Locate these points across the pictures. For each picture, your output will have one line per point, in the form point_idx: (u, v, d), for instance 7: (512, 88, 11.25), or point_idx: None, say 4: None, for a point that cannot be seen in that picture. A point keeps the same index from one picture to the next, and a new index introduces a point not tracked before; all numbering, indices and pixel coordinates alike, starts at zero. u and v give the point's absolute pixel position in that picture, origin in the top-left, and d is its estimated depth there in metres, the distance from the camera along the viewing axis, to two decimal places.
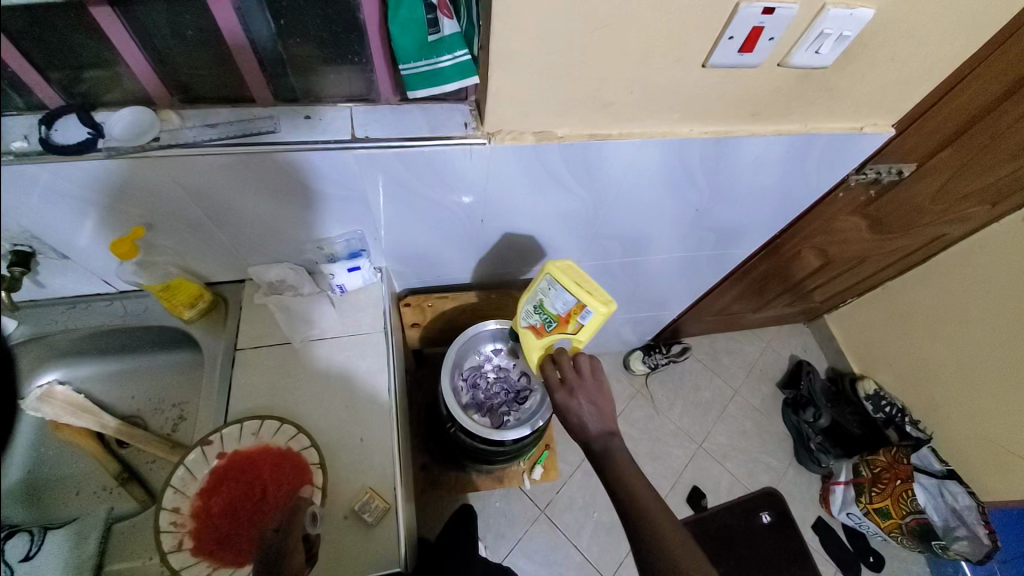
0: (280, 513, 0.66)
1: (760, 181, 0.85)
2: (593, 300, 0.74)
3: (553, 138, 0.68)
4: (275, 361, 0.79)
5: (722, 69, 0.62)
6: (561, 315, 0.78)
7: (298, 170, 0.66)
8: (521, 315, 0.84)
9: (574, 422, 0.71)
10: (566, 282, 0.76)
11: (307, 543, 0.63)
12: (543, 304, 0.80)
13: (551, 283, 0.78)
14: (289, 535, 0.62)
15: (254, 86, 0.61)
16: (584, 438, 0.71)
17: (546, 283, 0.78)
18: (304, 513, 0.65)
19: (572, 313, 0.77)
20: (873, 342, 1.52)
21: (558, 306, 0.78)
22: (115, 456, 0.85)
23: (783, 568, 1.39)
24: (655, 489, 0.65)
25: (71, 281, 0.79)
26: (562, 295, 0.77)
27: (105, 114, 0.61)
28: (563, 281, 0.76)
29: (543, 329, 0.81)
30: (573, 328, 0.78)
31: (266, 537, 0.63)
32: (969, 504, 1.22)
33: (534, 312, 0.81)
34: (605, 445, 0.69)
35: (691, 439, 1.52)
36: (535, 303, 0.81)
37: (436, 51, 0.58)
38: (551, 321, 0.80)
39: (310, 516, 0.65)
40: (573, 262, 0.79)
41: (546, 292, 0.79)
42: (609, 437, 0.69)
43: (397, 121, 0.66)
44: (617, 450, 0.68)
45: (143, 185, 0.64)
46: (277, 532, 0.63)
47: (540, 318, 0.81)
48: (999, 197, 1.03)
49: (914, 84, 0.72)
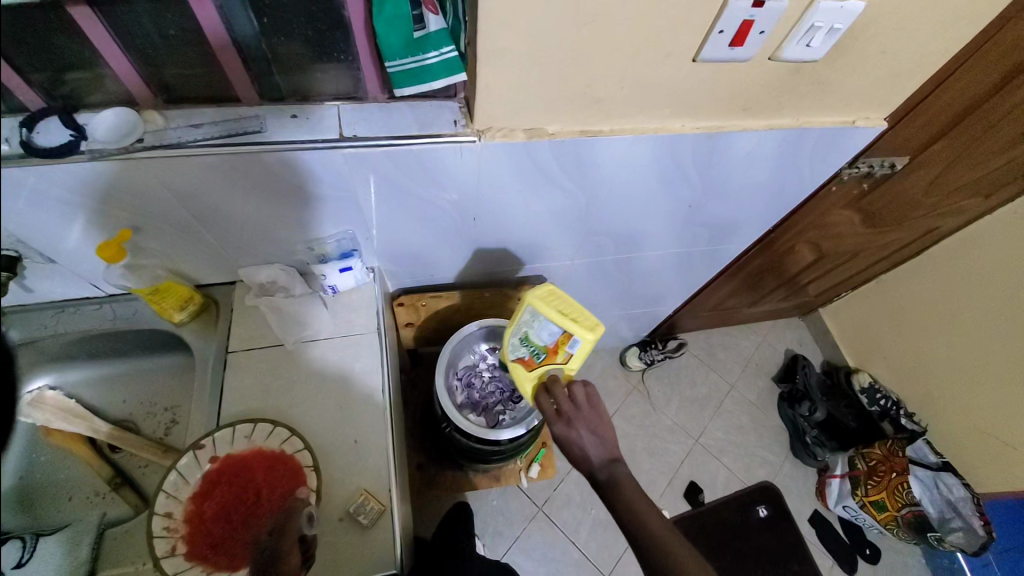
0: (273, 514, 0.66)
1: (754, 176, 0.85)
2: (579, 329, 0.73)
3: (543, 135, 0.68)
4: (267, 363, 0.79)
5: (712, 64, 0.62)
6: (549, 345, 0.78)
7: (286, 170, 0.65)
8: (508, 348, 0.82)
9: (575, 452, 0.70)
10: (549, 312, 0.75)
11: (303, 545, 0.64)
12: (529, 336, 0.79)
13: (534, 314, 0.77)
14: (284, 537, 0.64)
15: (239, 85, 0.61)
16: (588, 468, 0.69)
17: (530, 314, 0.77)
18: (299, 516, 0.66)
19: (560, 343, 0.76)
20: (868, 335, 1.52)
21: (545, 337, 0.77)
22: (107, 461, 0.84)
23: (781, 561, 1.40)
24: None
25: (59, 285, 0.78)
26: (547, 327, 0.76)
27: (88, 116, 0.60)
28: (546, 312, 0.75)
29: (532, 361, 0.79)
30: (562, 358, 0.78)
31: (261, 537, 0.65)
32: (964, 495, 1.24)
33: (521, 345, 0.80)
34: (609, 473, 0.67)
35: (687, 434, 1.52)
36: (520, 335, 0.80)
37: (423, 48, 0.57)
38: (539, 352, 0.79)
39: (306, 518, 0.66)
40: (550, 288, 0.78)
41: (530, 323, 0.78)
42: (612, 465, 0.68)
43: (385, 119, 0.65)
44: (623, 476, 0.67)
45: (128, 187, 0.63)
46: (273, 532, 0.65)
47: (528, 350, 0.79)
48: (991, 188, 1.03)
49: (905, 77, 0.71)
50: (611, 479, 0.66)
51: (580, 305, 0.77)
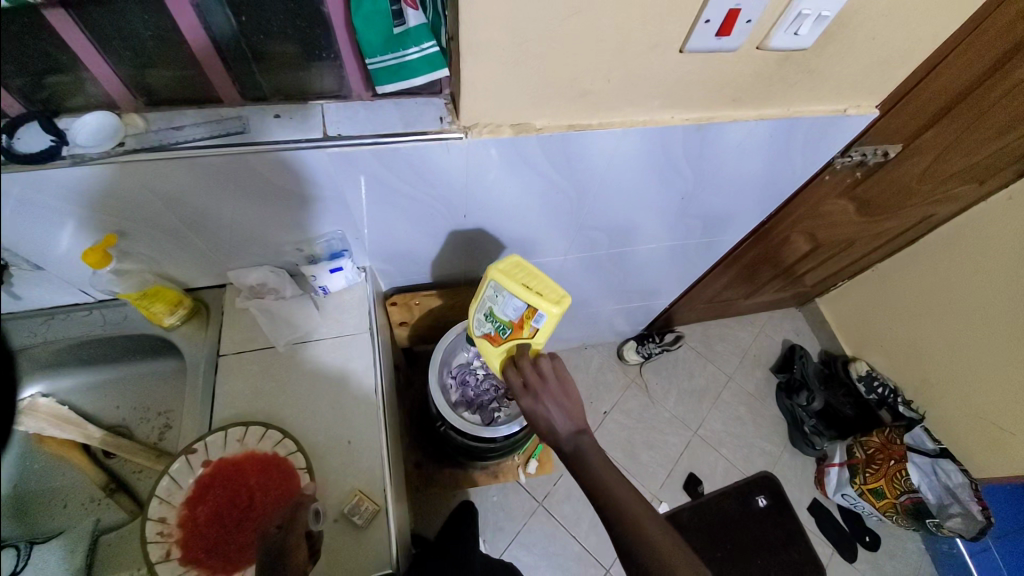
0: (281, 510, 0.66)
1: (746, 167, 0.85)
2: (544, 305, 0.70)
3: (531, 130, 0.67)
4: (259, 366, 0.78)
5: (700, 54, 0.61)
6: (514, 320, 0.75)
7: (271, 171, 0.64)
8: (475, 324, 0.80)
9: (543, 425, 0.71)
10: (512, 286, 0.72)
11: (311, 540, 0.64)
12: (494, 311, 0.76)
13: (498, 289, 0.74)
14: (292, 533, 0.63)
15: (220, 85, 0.60)
16: (554, 440, 0.70)
17: (494, 289, 0.75)
18: (306, 511, 0.65)
19: (524, 318, 0.73)
20: (864, 323, 1.52)
21: (509, 312, 0.75)
22: (101, 466, 0.83)
23: (780, 550, 1.41)
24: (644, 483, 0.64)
25: (48, 292, 0.77)
26: (510, 301, 0.73)
27: (69, 120, 0.59)
28: (510, 287, 0.72)
29: (498, 337, 0.78)
30: (528, 333, 0.75)
31: (269, 533, 0.63)
32: (963, 481, 1.25)
33: (486, 320, 0.78)
34: (576, 445, 0.68)
35: (686, 426, 1.53)
36: (486, 311, 0.78)
37: (403, 44, 0.56)
38: (504, 328, 0.77)
39: (313, 513, 0.66)
40: (515, 261, 0.76)
41: (494, 299, 0.76)
42: (579, 436, 0.68)
43: (370, 117, 0.64)
44: (601, 469, 0.66)
45: (111, 192, 0.62)
46: (282, 526, 0.64)
47: (493, 325, 0.78)
48: (986, 174, 1.02)
49: (896, 64, 0.71)
50: (576, 451, 0.67)
51: (547, 279, 0.74)
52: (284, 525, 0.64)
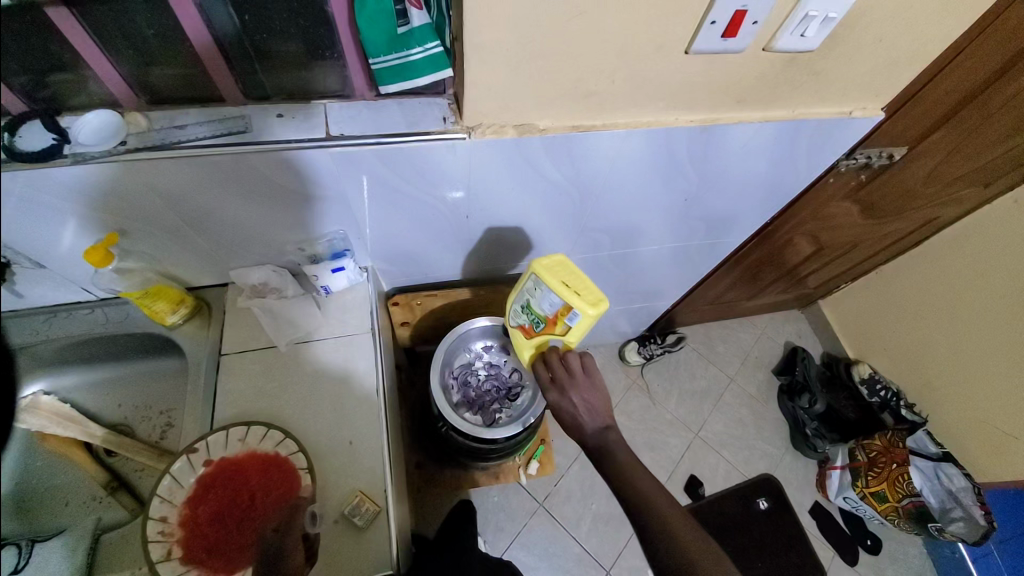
0: (277, 513, 0.66)
1: (750, 169, 0.84)
2: (580, 305, 0.69)
3: (534, 131, 0.67)
4: (260, 365, 0.78)
5: (705, 55, 0.61)
6: (549, 316, 0.75)
7: (273, 170, 0.64)
8: (511, 314, 0.81)
9: (569, 418, 0.72)
10: (551, 282, 0.71)
11: (307, 543, 0.65)
12: (530, 305, 0.77)
13: (537, 283, 0.74)
14: (289, 534, 0.64)
15: (222, 84, 0.59)
16: (579, 436, 0.71)
17: (533, 282, 0.74)
18: (304, 514, 0.66)
19: (559, 315, 0.73)
20: (867, 326, 1.52)
21: (545, 308, 0.74)
22: (102, 464, 0.84)
23: (781, 553, 1.40)
24: (646, 487, 0.64)
25: (50, 290, 0.77)
26: (548, 296, 0.73)
27: (72, 118, 0.59)
28: (549, 282, 0.71)
29: (531, 329, 0.79)
30: (561, 330, 0.75)
31: (265, 537, 0.64)
32: (965, 485, 1.23)
33: (522, 312, 0.79)
34: (601, 440, 0.69)
35: (687, 428, 1.52)
36: (523, 303, 0.78)
37: (406, 44, 0.56)
38: (539, 321, 0.77)
39: (310, 516, 0.67)
40: (559, 259, 0.75)
41: (533, 292, 0.75)
42: (604, 432, 0.70)
43: (372, 117, 0.64)
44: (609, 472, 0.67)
45: (113, 191, 0.62)
46: (278, 530, 0.65)
47: (528, 318, 0.78)
48: (992, 177, 1.02)
49: (903, 66, 0.70)
50: (601, 445, 0.69)
51: (588, 281, 0.72)
52: (280, 529, 0.65)
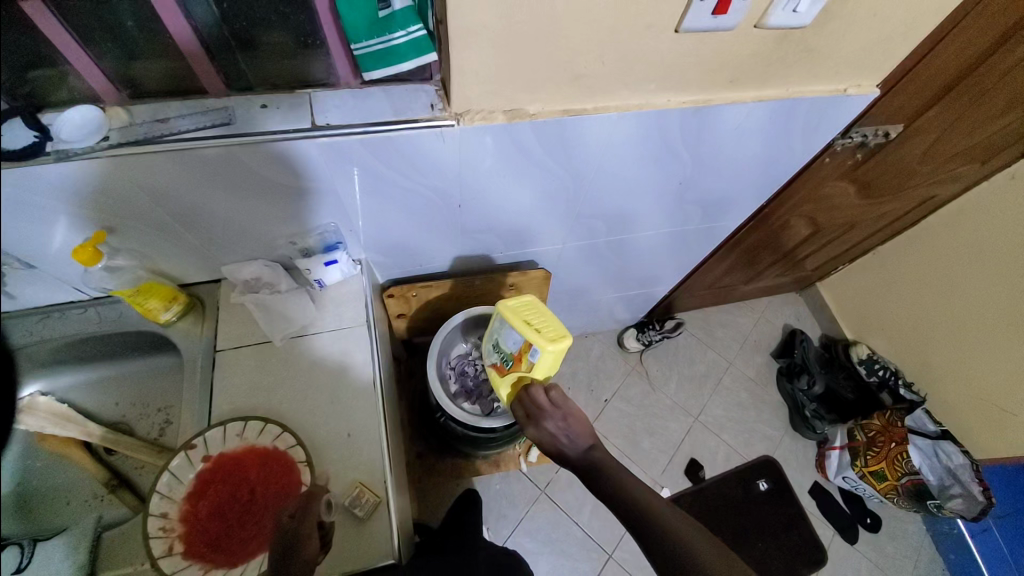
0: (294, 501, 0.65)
1: (744, 151, 0.83)
2: (537, 339, 0.73)
3: (524, 117, 0.66)
4: (255, 360, 0.78)
5: (696, 34, 0.59)
6: (514, 353, 0.78)
7: (262, 162, 0.63)
8: (487, 355, 0.85)
9: (554, 449, 0.70)
10: (513, 320, 0.78)
11: (321, 531, 0.63)
12: (499, 343, 0.81)
13: (503, 322, 0.80)
14: (304, 521, 0.62)
15: (204, 75, 0.58)
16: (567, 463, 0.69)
17: (500, 323, 0.81)
18: (320, 500, 0.65)
19: (522, 351, 0.76)
20: (865, 307, 1.51)
21: (511, 344, 0.78)
22: (102, 463, 0.84)
23: (782, 532, 1.42)
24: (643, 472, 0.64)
25: (42, 290, 0.76)
26: (511, 334, 0.78)
27: (53, 115, 0.58)
28: (510, 321, 0.78)
29: (502, 368, 0.81)
30: (526, 367, 0.77)
31: (280, 525, 0.62)
32: (964, 462, 1.24)
33: (494, 351, 0.82)
34: (589, 461, 0.68)
35: (687, 412, 1.53)
36: (494, 342, 0.83)
37: (388, 28, 0.55)
38: (507, 359, 0.79)
39: (325, 504, 0.65)
40: (528, 301, 0.82)
41: (499, 331, 0.81)
42: (589, 453, 0.68)
43: (358, 105, 0.63)
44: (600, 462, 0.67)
45: (100, 187, 0.61)
46: (294, 517, 0.62)
47: (499, 356, 0.81)
48: (989, 153, 1.01)
49: (896, 42, 0.69)
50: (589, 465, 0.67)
51: (551, 319, 0.78)
52: (299, 514, 0.63)
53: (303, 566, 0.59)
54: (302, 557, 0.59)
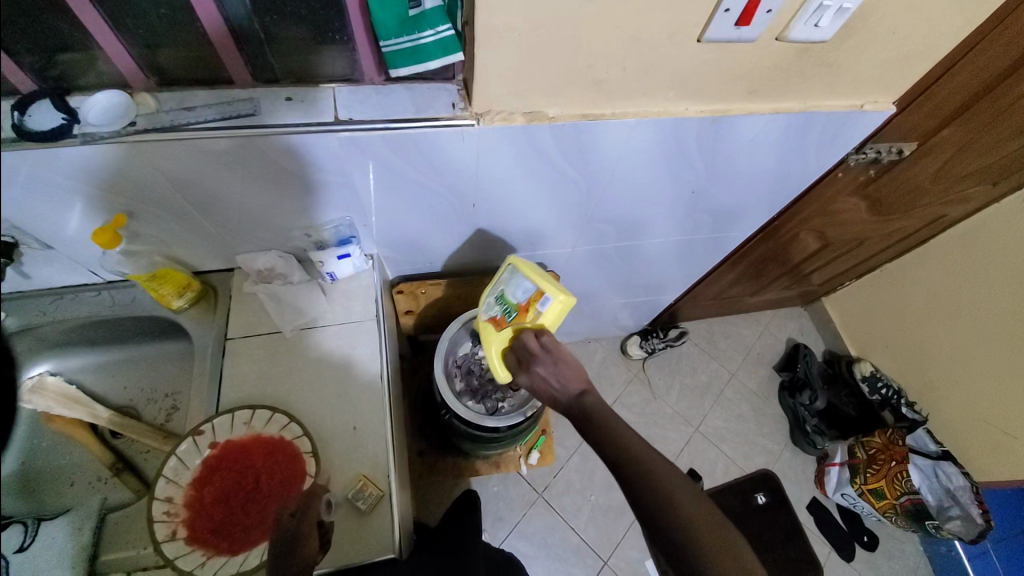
0: (296, 497, 0.65)
1: (757, 163, 0.84)
2: (552, 290, 0.77)
3: (544, 119, 0.66)
4: (265, 350, 0.79)
5: (717, 44, 0.60)
6: (520, 304, 0.80)
7: (282, 154, 0.64)
8: (485, 309, 0.86)
9: (545, 392, 0.70)
10: (527, 270, 0.81)
11: (321, 530, 0.64)
12: (504, 294, 0.84)
13: (514, 273, 0.83)
14: (305, 518, 0.62)
15: (232, 65, 0.59)
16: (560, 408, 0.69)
17: (510, 273, 0.84)
18: (320, 499, 0.64)
19: (531, 301, 0.79)
20: (871, 324, 1.51)
21: (519, 295, 0.81)
22: (108, 446, 0.85)
23: (778, 547, 1.41)
24: None
25: (57, 271, 0.77)
26: (522, 284, 0.81)
27: (81, 98, 0.59)
28: (524, 269, 0.82)
29: (502, 319, 0.82)
30: (532, 318, 0.78)
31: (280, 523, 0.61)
32: (964, 484, 1.23)
33: (496, 303, 0.85)
34: (580, 407, 0.66)
35: (687, 422, 1.53)
36: (498, 294, 0.85)
37: (418, 26, 0.56)
38: (511, 310, 0.81)
39: (325, 503, 0.65)
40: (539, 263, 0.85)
41: (508, 281, 0.84)
42: (581, 398, 0.67)
43: (381, 102, 0.64)
44: (593, 408, 0.66)
45: (124, 171, 0.62)
46: (295, 515, 0.62)
47: (501, 308, 0.84)
48: (1001, 175, 1.01)
49: (914, 61, 0.70)
50: (581, 413, 0.65)
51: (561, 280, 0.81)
52: (301, 511, 0.62)
53: (305, 563, 0.58)
54: (302, 554, 0.58)
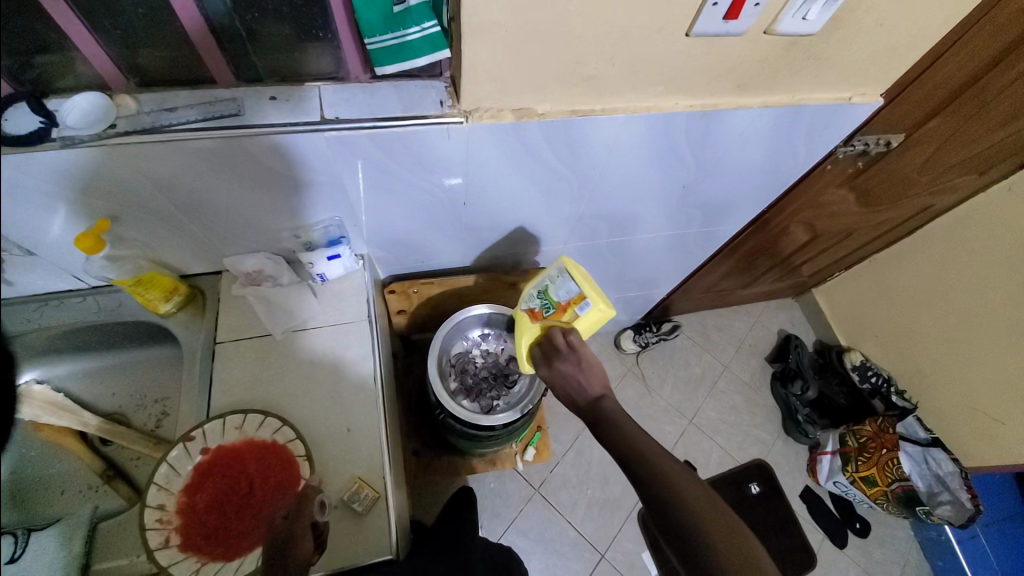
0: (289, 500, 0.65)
1: (747, 157, 0.84)
2: (594, 296, 0.77)
3: (533, 116, 0.66)
4: (255, 354, 0.78)
5: (706, 38, 0.60)
6: (561, 303, 0.80)
7: (268, 155, 0.62)
8: (524, 299, 0.85)
9: (563, 391, 0.73)
10: (576, 272, 0.79)
11: (316, 531, 0.63)
12: (547, 290, 0.82)
13: (561, 271, 0.81)
14: (298, 521, 0.62)
15: (213, 65, 0.58)
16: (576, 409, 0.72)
17: (557, 270, 0.81)
18: (312, 502, 0.64)
19: (571, 302, 0.79)
20: (860, 314, 1.53)
21: (561, 294, 0.80)
22: (98, 454, 0.84)
23: (772, 536, 1.43)
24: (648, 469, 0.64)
25: (40, 278, 0.75)
26: (568, 284, 0.79)
27: (59, 101, 0.57)
28: (575, 269, 0.80)
29: (539, 314, 0.82)
30: (567, 319, 0.79)
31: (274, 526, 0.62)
32: (952, 470, 1.26)
33: (537, 296, 0.83)
34: (596, 411, 0.69)
35: (681, 414, 1.54)
36: (540, 288, 0.83)
37: (403, 23, 0.55)
38: (550, 307, 0.81)
39: (318, 504, 0.64)
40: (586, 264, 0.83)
41: (553, 278, 0.81)
42: (598, 402, 0.69)
43: (368, 100, 0.63)
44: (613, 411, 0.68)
45: (105, 175, 0.61)
46: (287, 517, 0.62)
47: (540, 302, 0.82)
48: (987, 165, 1.02)
49: (902, 52, 0.70)
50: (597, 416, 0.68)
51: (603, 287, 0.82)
52: (293, 513, 0.63)
53: (298, 566, 0.58)
54: (297, 555, 0.59)
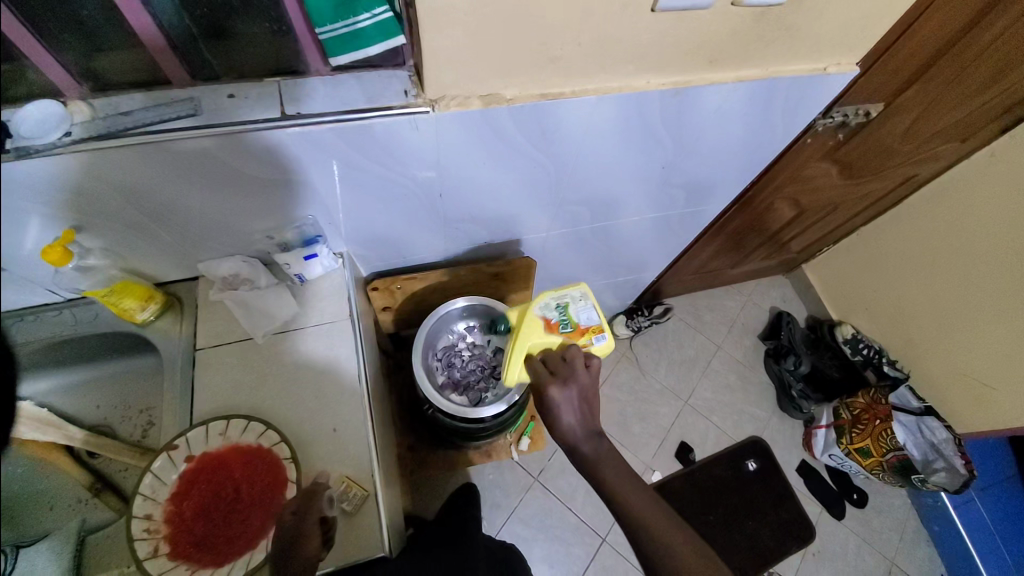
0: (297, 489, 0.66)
1: (726, 133, 0.83)
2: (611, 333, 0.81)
3: (501, 102, 0.64)
4: (237, 359, 0.77)
5: (673, 13, 0.58)
6: (579, 325, 0.81)
7: (231, 156, 0.61)
8: (538, 303, 0.82)
9: (563, 421, 0.70)
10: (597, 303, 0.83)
11: (324, 527, 0.64)
12: (568, 307, 0.82)
13: (584, 296, 0.83)
14: (306, 519, 0.63)
15: (166, 64, 0.56)
16: (573, 443, 0.70)
17: (581, 295, 0.83)
18: (320, 498, 0.65)
19: (590, 330, 0.81)
20: (851, 287, 1.52)
21: (581, 317, 0.81)
22: (85, 466, 0.83)
23: (771, 511, 1.44)
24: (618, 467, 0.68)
25: (12, 293, 0.74)
26: (590, 311, 0.82)
27: (8, 110, 0.55)
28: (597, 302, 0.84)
29: (555, 326, 0.80)
30: (582, 342, 0.80)
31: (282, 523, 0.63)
32: (947, 437, 1.29)
33: (555, 307, 0.81)
34: (595, 449, 0.69)
35: (676, 396, 1.55)
36: (559, 300, 0.82)
37: (352, 10, 0.52)
38: (567, 324, 0.80)
39: (327, 500, 0.66)
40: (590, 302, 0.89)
41: (577, 299, 0.83)
42: (600, 439, 0.69)
43: (331, 93, 0.61)
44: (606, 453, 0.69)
45: (64, 187, 0.59)
46: (296, 514, 0.63)
47: (558, 314, 0.81)
48: (969, 131, 1.01)
49: (876, 19, 0.69)
50: (597, 457, 0.68)
51: None
52: (302, 509, 0.64)
53: (305, 564, 0.60)
54: (304, 555, 0.60)
